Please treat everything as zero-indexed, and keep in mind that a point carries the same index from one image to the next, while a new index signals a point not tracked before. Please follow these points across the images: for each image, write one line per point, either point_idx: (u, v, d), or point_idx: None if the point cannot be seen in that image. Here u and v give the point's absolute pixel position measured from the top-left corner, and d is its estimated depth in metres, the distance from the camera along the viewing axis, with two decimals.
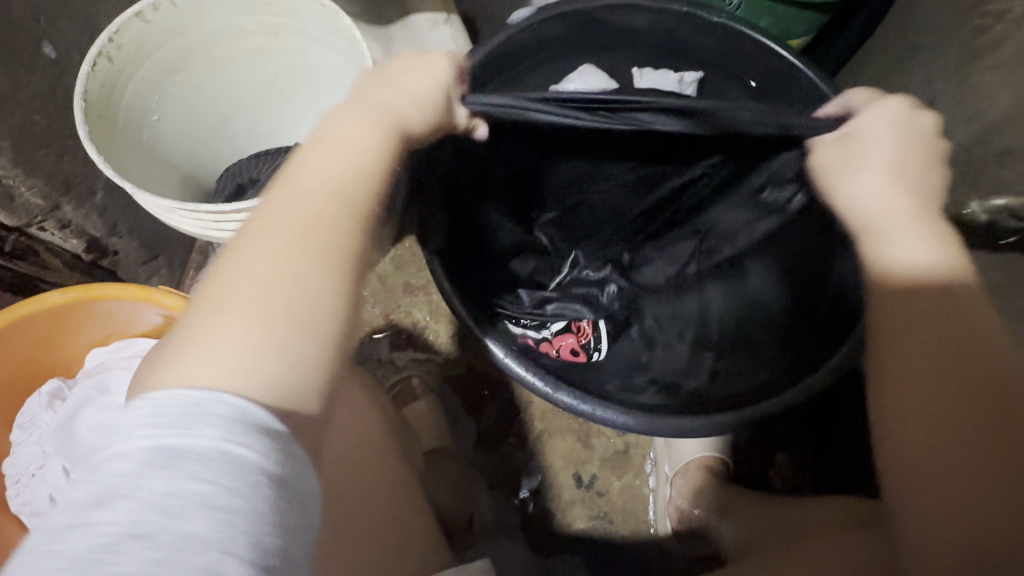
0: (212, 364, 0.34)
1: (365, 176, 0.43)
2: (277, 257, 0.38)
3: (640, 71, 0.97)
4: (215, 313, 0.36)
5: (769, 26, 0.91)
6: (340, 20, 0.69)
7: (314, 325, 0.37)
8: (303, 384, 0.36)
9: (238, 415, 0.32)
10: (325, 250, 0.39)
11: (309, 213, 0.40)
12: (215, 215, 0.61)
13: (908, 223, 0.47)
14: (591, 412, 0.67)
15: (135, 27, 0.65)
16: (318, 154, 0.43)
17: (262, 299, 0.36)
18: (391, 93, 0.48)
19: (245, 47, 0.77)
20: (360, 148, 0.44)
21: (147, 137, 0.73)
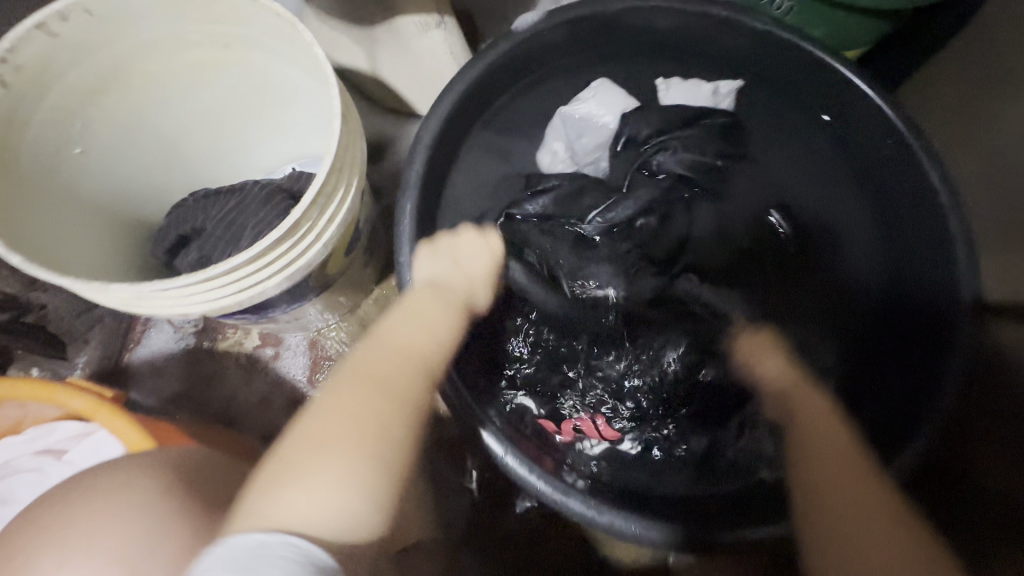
0: (305, 499, 0.43)
1: (427, 355, 0.56)
2: (374, 401, 0.50)
3: (665, 83, 0.78)
4: (289, 475, 0.45)
5: (822, 37, 0.76)
6: (296, 32, 0.54)
7: (376, 487, 0.46)
8: (367, 521, 0.44)
9: (305, 557, 0.39)
10: (403, 407, 0.51)
11: (394, 375, 0.53)
12: (130, 294, 0.47)
13: (437, 309, 0.59)
14: (606, 524, 0.55)
15: (39, 43, 0.52)
16: (393, 326, 0.57)
17: (333, 459, 0.45)
18: (460, 274, 0.64)
19: (189, 60, 0.63)
20: (421, 324, 0.57)
21: (68, 176, 0.59)
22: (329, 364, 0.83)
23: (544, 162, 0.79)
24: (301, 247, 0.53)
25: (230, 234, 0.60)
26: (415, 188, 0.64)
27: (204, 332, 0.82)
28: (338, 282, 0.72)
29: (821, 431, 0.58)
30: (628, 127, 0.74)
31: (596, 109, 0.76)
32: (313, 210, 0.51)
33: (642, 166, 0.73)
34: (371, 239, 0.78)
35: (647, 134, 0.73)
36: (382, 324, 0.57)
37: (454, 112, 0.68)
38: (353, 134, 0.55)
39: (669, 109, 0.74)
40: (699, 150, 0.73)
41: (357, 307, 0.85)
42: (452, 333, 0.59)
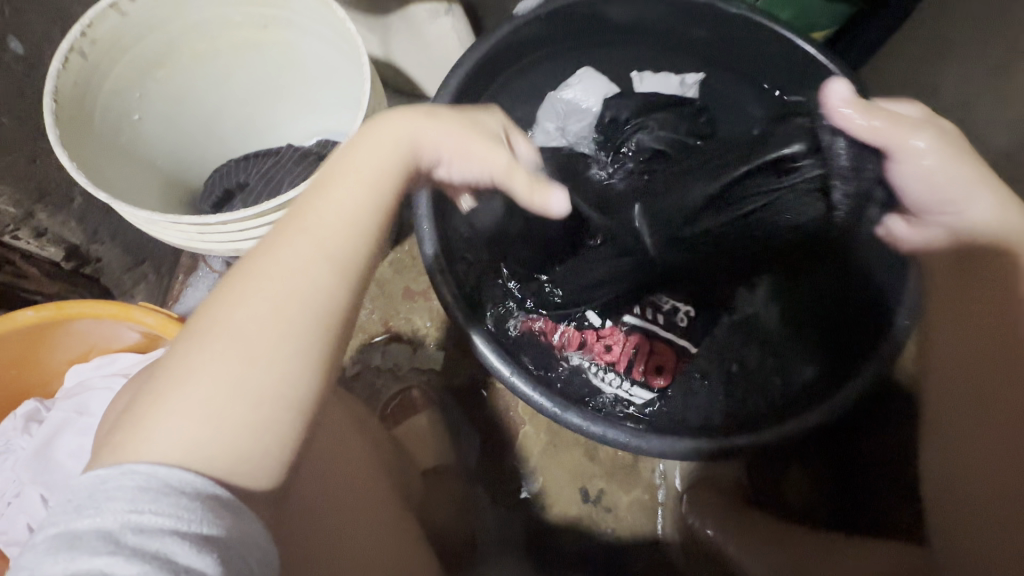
0: (175, 431, 0.35)
1: (352, 245, 0.41)
2: (254, 318, 0.38)
3: (639, 75, 0.88)
4: (180, 377, 0.37)
5: (791, 19, 0.85)
6: (333, 13, 0.63)
7: (277, 423, 0.37)
8: (252, 450, 0.37)
9: (154, 482, 0.34)
10: (292, 336, 0.38)
11: (279, 300, 0.38)
12: (196, 226, 0.56)
13: (364, 179, 0.42)
14: (600, 433, 0.64)
15: (111, 20, 0.60)
16: (318, 199, 0.41)
17: (229, 391, 0.36)
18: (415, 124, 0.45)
19: (232, 40, 0.72)
20: (343, 213, 0.41)
21: (127, 138, 0.68)
22: None
23: (538, 141, 0.88)
24: None
25: (271, 187, 0.68)
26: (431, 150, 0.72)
27: None
28: None
29: (958, 312, 0.58)
30: (610, 109, 0.82)
31: (583, 94, 0.86)
32: None
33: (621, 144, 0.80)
34: None
35: (627, 117, 0.81)
36: (280, 221, 0.41)
37: (464, 87, 0.77)
38: (380, 100, 0.64)
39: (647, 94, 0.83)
40: (673, 128, 0.78)
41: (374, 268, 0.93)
42: (365, 248, 0.41)
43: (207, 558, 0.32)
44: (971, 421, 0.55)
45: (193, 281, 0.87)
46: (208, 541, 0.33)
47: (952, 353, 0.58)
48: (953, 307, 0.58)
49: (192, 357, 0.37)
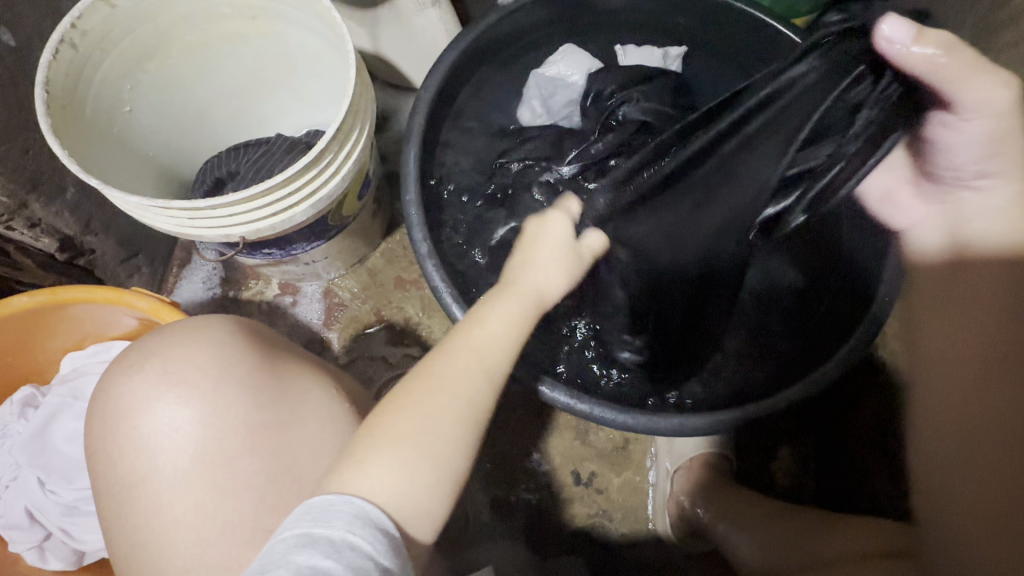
0: (368, 488, 0.40)
1: (497, 371, 0.46)
2: (429, 415, 0.43)
3: (623, 50, 0.89)
4: (379, 444, 0.42)
5: (771, 5, 0.87)
6: (318, 2, 0.65)
7: (441, 493, 0.42)
8: (427, 515, 0.42)
9: (361, 512, 0.39)
10: (464, 426, 0.44)
11: (465, 394, 0.44)
12: (186, 211, 0.57)
13: (518, 312, 0.48)
14: (588, 411, 0.64)
15: (101, 12, 0.61)
16: (481, 322, 0.47)
17: (420, 465, 0.42)
18: (537, 260, 0.50)
19: (221, 31, 0.73)
20: (499, 338, 0.47)
21: (120, 129, 0.69)
22: (341, 310, 0.93)
23: (525, 118, 0.90)
24: (324, 177, 0.62)
25: (261, 174, 0.70)
26: (418, 137, 0.74)
27: (228, 282, 0.92)
28: (351, 227, 0.82)
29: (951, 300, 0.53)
30: (595, 83, 0.84)
31: (565, 70, 0.87)
32: (335, 143, 0.60)
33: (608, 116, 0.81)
34: (378, 193, 0.88)
35: (612, 90, 0.83)
36: (448, 339, 0.47)
37: (450, 75, 0.79)
38: (367, 86, 0.65)
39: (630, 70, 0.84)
40: (658, 99, 0.81)
41: (366, 258, 0.95)
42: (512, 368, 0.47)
43: None
44: (953, 413, 0.48)
45: (188, 271, 0.91)
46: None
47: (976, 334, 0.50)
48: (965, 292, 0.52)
49: (384, 428, 0.43)
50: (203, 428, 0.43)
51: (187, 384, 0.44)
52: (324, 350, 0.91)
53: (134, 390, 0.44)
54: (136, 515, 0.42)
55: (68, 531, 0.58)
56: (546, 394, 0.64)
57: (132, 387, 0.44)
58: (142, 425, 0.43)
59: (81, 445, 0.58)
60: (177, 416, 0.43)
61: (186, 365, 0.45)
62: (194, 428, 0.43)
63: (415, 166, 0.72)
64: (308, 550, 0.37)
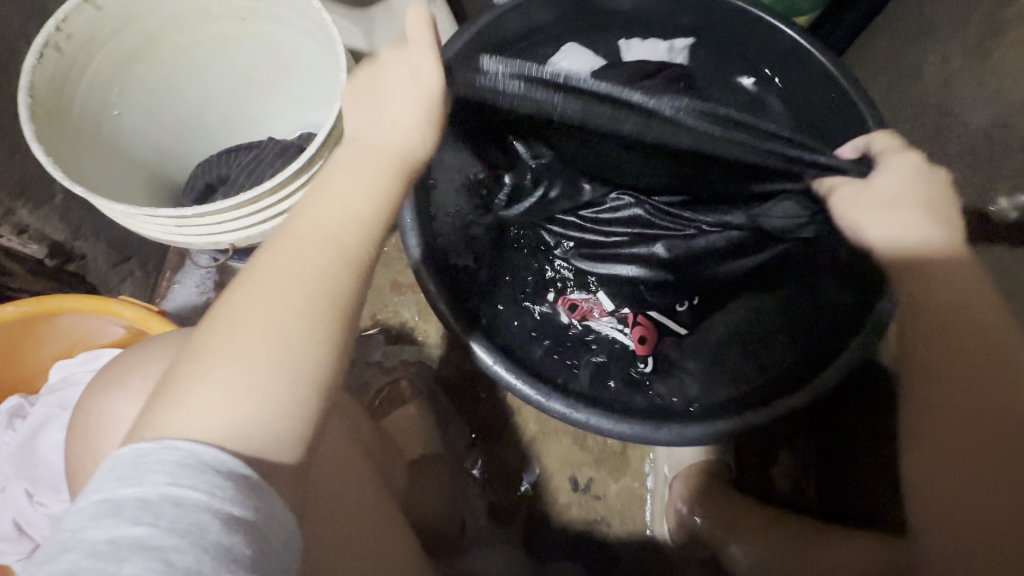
0: (208, 410, 0.35)
1: (346, 240, 0.42)
2: (275, 303, 0.38)
3: (627, 43, 0.88)
4: (209, 351, 0.37)
5: (772, 4, 0.85)
6: (308, 3, 0.63)
7: (299, 388, 0.37)
8: (284, 430, 0.36)
9: (190, 458, 0.33)
10: (323, 312, 0.39)
11: (317, 275, 0.40)
12: (174, 220, 0.56)
13: (378, 180, 0.45)
14: (586, 421, 0.63)
15: (87, 14, 0.60)
16: (320, 195, 0.43)
17: (252, 361, 0.36)
18: (389, 127, 0.47)
19: (211, 32, 0.72)
20: (342, 214, 0.43)
21: (108, 132, 0.67)
22: None
23: None
24: (314, 183, 0.61)
25: (253, 180, 0.69)
26: None
27: (222, 286, 0.91)
28: None
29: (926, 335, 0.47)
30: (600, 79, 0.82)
31: (569, 68, 0.86)
32: (325, 149, 0.59)
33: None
34: None
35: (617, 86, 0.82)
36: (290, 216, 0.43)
37: None
38: None
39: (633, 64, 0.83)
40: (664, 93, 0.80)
41: None
42: (365, 241, 0.42)
43: (237, 538, 0.31)
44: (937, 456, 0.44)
45: (181, 275, 0.90)
46: (241, 525, 0.32)
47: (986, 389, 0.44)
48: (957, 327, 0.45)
49: (214, 342, 0.37)
50: None
51: None
52: None
53: (113, 408, 0.43)
54: None
55: None
56: (474, 350, 0.64)
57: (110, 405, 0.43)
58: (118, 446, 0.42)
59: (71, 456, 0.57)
60: None
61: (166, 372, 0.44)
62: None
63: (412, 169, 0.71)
64: (108, 522, 0.30)
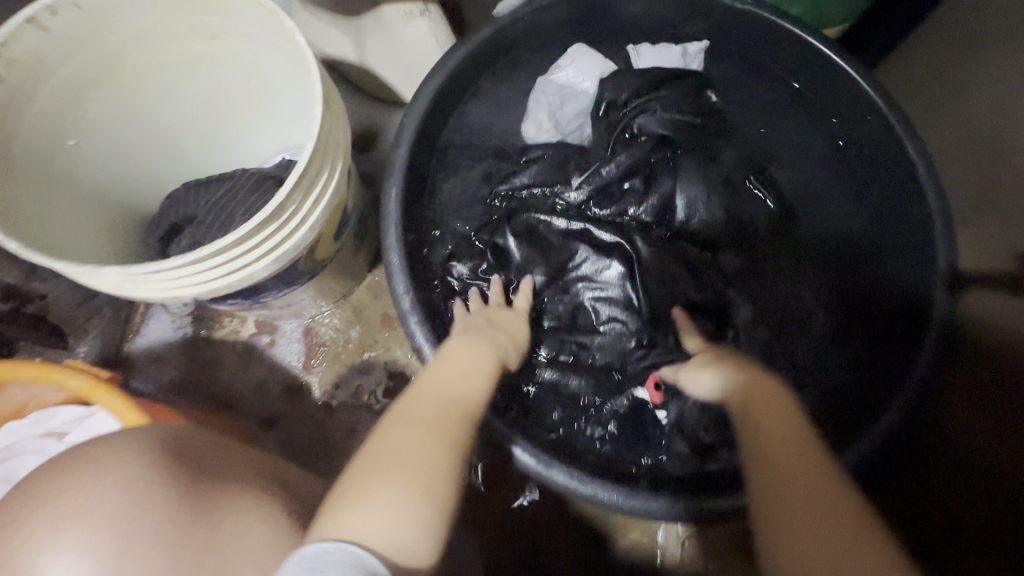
0: (362, 530, 0.40)
1: (470, 403, 0.52)
2: (417, 441, 0.46)
3: (636, 49, 0.79)
4: (360, 488, 0.43)
5: (800, 14, 0.77)
6: (280, 21, 0.56)
7: (428, 517, 0.43)
8: (413, 556, 0.41)
9: (360, 563, 0.37)
10: (446, 452, 0.47)
11: (441, 422, 0.49)
12: (124, 278, 0.49)
13: (481, 350, 0.58)
14: (590, 494, 0.57)
15: (29, 37, 0.53)
16: (444, 364, 0.55)
17: (404, 478, 0.43)
18: (497, 332, 0.64)
19: (177, 52, 0.65)
20: (463, 373, 0.54)
21: (63, 166, 0.61)
22: (323, 350, 0.86)
23: (530, 134, 0.79)
24: (288, 229, 0.54)
25: (223, 219, 0.62)
26: (400, 171, 0.65)
27: (200, 321, 0.84)
28: (329, 267, 0.74)
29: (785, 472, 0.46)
30: (607, 91, 0.75)
31: (575, 76, 0.77)
32: (299, 191, 0.52)
33: (622, 129, 0.74)
34: (361, 225, 0.80)
35: (626, 98, 0.74)
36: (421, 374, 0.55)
37: (439, 98, 0.70)
38: (338, 119, 0.57)
39: (645, 73, 0.75)
40: (676, 109, 0.74)
41: (350, 294, 0.87)
42: (482, 394, 0.54)
43: None
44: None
45: (156, 310, 0.83)
46: None
47: (776, 499, 0.46)
48: (777, 455, 0.48)
49: (371, 462, 0.44)
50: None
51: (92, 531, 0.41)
52: (304, 395, 0.84)
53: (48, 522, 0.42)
54: None
55: None
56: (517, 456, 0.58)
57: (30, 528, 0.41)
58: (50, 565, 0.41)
59: None
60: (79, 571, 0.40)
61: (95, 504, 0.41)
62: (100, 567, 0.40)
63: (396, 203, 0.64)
64: None
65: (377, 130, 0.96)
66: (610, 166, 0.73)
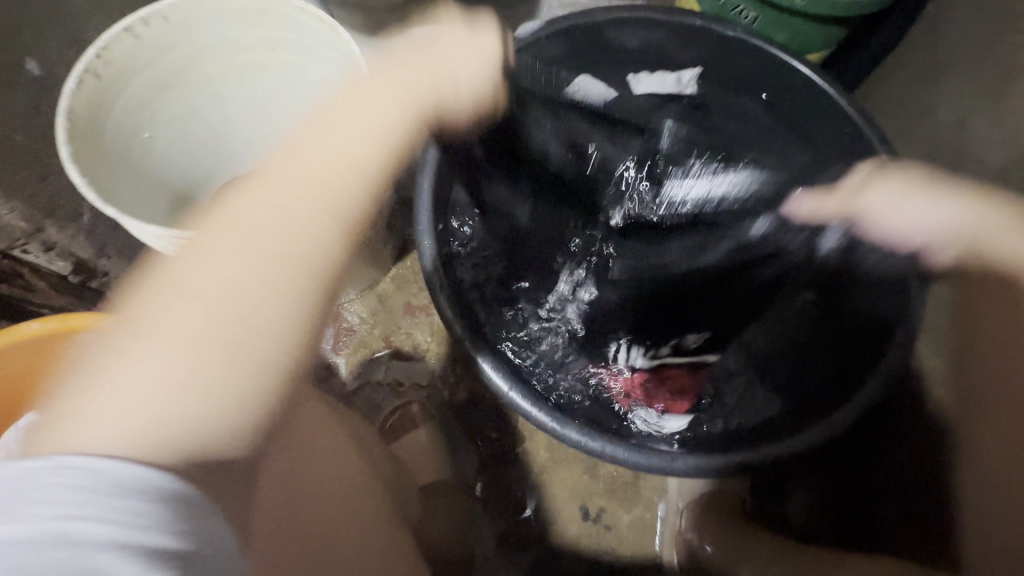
0: (110, 404, 0.37)
1: (323, 218, 0.48)
2: (247, 253, 0.44)
3: (636, 76, 0.89)
4: (172, 292, 0.41)
5: (787, 41, 0.87)
6: (338, 36, 0.65)
7: (263, 343, 0.42)
8: (232, 420, 0.40)
9: (104, 481, 0.33)
10: (294, 271, 0.45)
11: (293, 237, 0.46)
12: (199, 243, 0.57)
13: (383, 133, 0.53)
14: (599, 450, 0.64)
15: (125, 43, 0.62)
16: (307, 148, 0.50)
17: (230, 296, 0.42)
18: (427, 63, 0.58)
19: (241, 62, 0.74)
20: (313, 186, 0.48)
21: (138, 157, 0.69)
22: (349, 335, 0.93)
23: None
24: None
25: None
26: (432, 166, 0.72)
27: None
28: (362, 254, 0.82)
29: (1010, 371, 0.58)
30: None
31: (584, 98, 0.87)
32: None
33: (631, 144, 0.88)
34: (390, 219, 0.88)
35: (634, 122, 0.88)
36: (282, 159, 0.49)
37: None
38: None
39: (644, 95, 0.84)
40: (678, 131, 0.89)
41: (377, 284, 0.95)
42: (363, 198, 0.50)
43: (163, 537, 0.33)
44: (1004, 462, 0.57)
45: None
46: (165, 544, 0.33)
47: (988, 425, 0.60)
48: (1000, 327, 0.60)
49: (189, 279, 0.42)
50: None
51: None
52: (331, 376, 0.91)
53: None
54: None
55: None
56: (482, 365, 0.67)
57: None
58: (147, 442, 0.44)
59: None
60: None
61: None
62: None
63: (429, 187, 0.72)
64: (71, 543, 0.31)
65: None
66: (615, 215, 0.86)
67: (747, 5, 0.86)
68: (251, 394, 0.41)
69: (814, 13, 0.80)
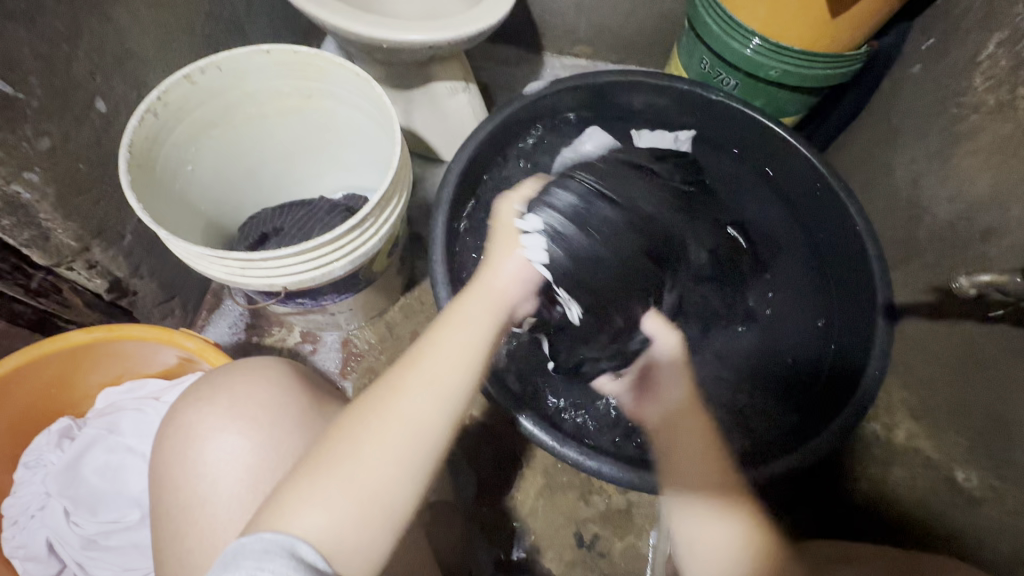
0: (318, 507, 0.42)
1: (453, 382, 0.48)
2: (382, 440, 0.45)
3: (639, 133, 1.01)
4: (331, 465, 0.44)
5: (763, 105, 0.98)
6: (369, 87, 0.73)
7: (387, 495, 0.44)
8: (361, 540, 0.42)
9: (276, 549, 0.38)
10: (405, 446, 0.45)
11: (409, 416, 0.46)
12: (243, 263, 0.64)
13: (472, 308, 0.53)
14: (595, 468, 0.68)
15: (182, 87, 0.70)
16: (442, 333, 0.51)
17: (360, 458, 0.44)
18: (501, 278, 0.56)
19: (279, 107, 0.82)
20: (436, 370, 0.48)
21: (180, 185, 0.76)
22: (358, 360, 0.97)
23: None
24: (363, 237, 0.69)
25: (305, 233, 0.78)
26: (447, 205, 0.81)
27: (253, 327, 0.97)
28: (377, 282, 0.89)
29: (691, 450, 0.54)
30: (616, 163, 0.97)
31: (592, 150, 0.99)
32: (377, 210, 0.68)
33: None
34: (403, 252, 0.95)
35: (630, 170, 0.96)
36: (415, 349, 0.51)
37: (479, 150, 0.87)
38: (408, 158, 0.74)
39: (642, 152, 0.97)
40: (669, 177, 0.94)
41: (385, 312, 1.00)
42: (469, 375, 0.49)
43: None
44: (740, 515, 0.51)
45: (216, 316, 0.96)
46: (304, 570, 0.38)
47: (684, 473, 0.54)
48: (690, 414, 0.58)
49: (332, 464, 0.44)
50: (242, 478, 0.49)
51: (247, 421, 0.51)
52: None
53: (195, 427, 0.51)
54: (180, 549, 0.48)
55: (84, 565, 0.59)
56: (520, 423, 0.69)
57: (192, 425, 0.51)
58: (203, 456, 0.50)
59: (110, 478, 0.61)
60: (221, 457, 0.49)
61: (245, 403, 0.51)
62: (248, 460, 0.49)
63: (443, 228, 0.79)
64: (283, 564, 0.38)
65: (417, 179, 1.14)
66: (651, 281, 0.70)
67: (727, 74, 0.97)
68: (397, 496, 0.44)
69: (786, 82, 0.92)
